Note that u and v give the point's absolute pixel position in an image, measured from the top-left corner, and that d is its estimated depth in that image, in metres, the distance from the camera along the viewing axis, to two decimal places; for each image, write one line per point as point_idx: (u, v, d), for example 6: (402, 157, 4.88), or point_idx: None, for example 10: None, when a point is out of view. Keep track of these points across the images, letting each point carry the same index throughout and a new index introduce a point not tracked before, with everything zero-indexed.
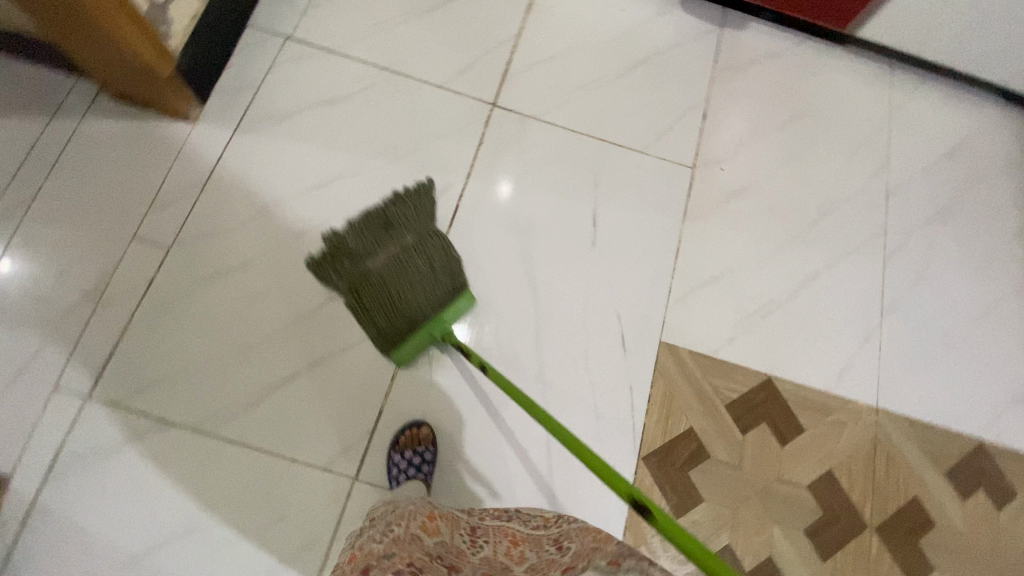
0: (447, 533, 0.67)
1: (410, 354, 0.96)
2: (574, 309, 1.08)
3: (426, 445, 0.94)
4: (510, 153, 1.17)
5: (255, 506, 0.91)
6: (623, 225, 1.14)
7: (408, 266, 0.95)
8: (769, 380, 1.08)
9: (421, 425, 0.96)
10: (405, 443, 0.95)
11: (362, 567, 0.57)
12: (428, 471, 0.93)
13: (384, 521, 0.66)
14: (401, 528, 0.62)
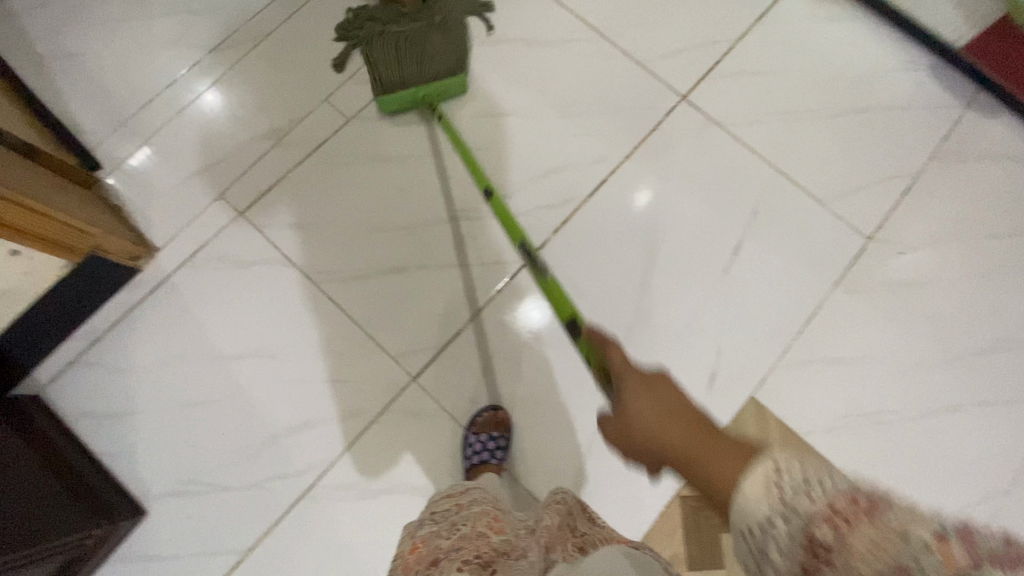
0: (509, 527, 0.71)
1: (395, 106, 1.05)
2: (676, 324, 1.03)
3: (502, 430, 0.95)
4: (680, 151, 1.12)
5: (323, 361, 1.00)
6: (763, 266, 1.06)
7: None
8: None
9: (498, 409, 0.97)
10: (482, 425, 0.96)
11: (431, 557, 0.64)
12: (500, 457, 0.94)
13: (455, 513, 0.73)
14: (469, 525, 0.69)
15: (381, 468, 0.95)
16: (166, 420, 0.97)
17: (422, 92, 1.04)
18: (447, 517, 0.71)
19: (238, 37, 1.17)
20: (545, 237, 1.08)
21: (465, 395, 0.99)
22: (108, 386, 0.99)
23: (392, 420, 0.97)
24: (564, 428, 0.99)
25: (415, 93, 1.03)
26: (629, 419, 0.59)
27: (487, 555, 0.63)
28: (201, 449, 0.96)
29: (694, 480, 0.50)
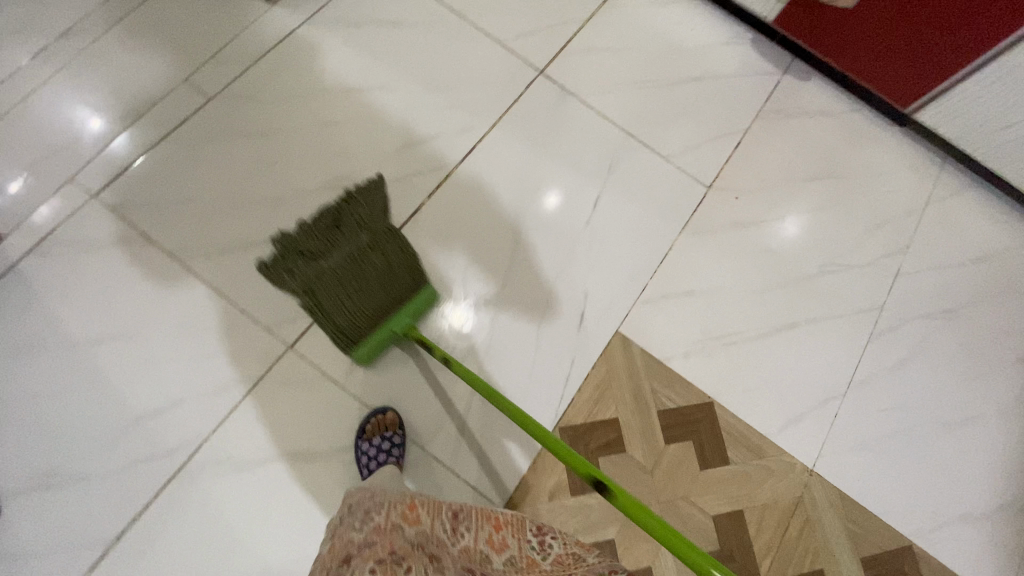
0: (428, 523, 0.69)
1: (378, 352, 0.97)
2: (547, 275, 1.11)
3: (393, 429, 0.94)
4: (540, 120, 1.21)
5: (193, 338, 0.97)
6: (621, 216, 1.16)
7: (344, 246, 0.96)
8: (710, 404, 1.06)
9: (385, 410, 0.97)
10: (372, 430, 0.95)
11: (344, 555, 0.64)
12: (399, 453, 0.93)
13: (368, 511, 0.72)
14: (382, 517, 0.68)
15: (260, 438, 0.94)
16: (14, 414, 0.90)
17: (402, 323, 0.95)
18: (361, 506, 0.74)
19: (85, 21, 1.13)
20: (418, 202, 1.12)
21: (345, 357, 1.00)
22: None
23: (270, 389, 0.96)
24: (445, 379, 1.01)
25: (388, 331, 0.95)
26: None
27: (400, 550, 0.60)
28: (57, 440, 0.90)
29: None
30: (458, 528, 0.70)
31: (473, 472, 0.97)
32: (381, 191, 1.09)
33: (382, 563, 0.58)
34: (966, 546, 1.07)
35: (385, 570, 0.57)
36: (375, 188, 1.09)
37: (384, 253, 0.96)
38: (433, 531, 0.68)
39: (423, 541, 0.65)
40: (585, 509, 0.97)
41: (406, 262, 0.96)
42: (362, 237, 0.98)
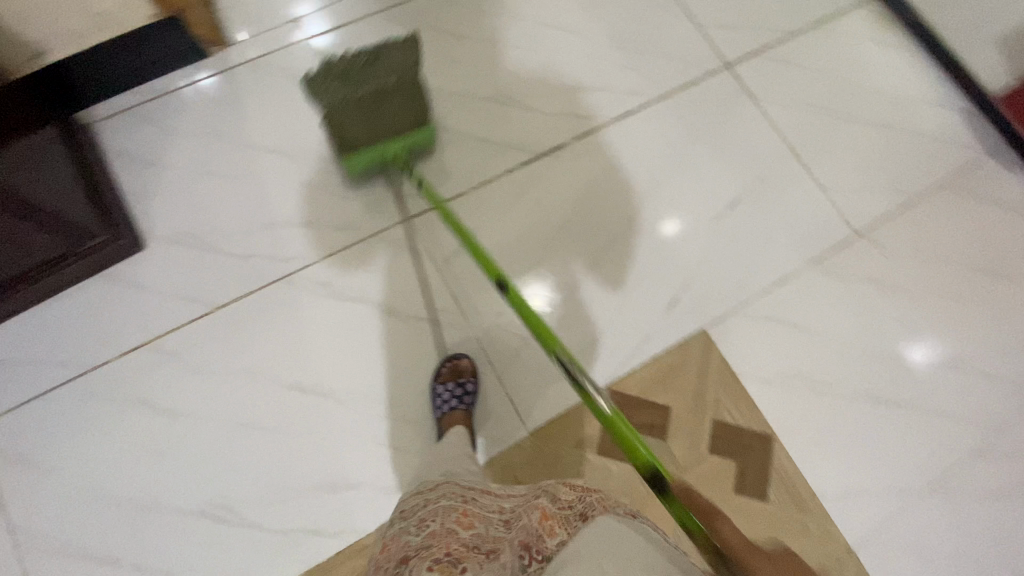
0: (482, 526, 0.64)
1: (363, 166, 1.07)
2: (656, 250, 1.10)
3: (466, 377, 0.97)
4: (709, 109, 1.20)
5: (336, 178, 1.09)
6: (752, 227, 1.13)
7: (370, 87, 0.99)
8: (771, 439, 1.00)
9: (460, 357, 0.99)
10: (447, 376, 0.98)
11: (400, 557, 0.59)
12: (469, 402, 0.95)
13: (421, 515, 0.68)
14: (436, 522, 0.63)
15: (352, 282, 1.03)
16: (185, 180, 1.07)
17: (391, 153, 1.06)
18: (415, 514, 0.68)
19: None
20: (564, 139, 1.16)
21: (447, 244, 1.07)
22: (146, 138, 1.09)
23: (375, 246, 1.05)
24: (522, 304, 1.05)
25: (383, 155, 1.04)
26: (746, 562, 0.52)
27: (455, 552, 0.56)
28: (205, 214, 1.05)
29: (730, 526, 0.54)
30: (509, 527, 0.65)
31: (515, 391, 1.00)
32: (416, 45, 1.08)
33: (439, 561, 0.54)
34: None
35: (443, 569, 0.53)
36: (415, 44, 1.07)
37: (390, 86, 1.01)
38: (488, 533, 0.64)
39: (479, 543, 0.60)
40: (604, 472, 0.97)
41: (405, 92, 1.03)
42: (388, 80, 1.02)
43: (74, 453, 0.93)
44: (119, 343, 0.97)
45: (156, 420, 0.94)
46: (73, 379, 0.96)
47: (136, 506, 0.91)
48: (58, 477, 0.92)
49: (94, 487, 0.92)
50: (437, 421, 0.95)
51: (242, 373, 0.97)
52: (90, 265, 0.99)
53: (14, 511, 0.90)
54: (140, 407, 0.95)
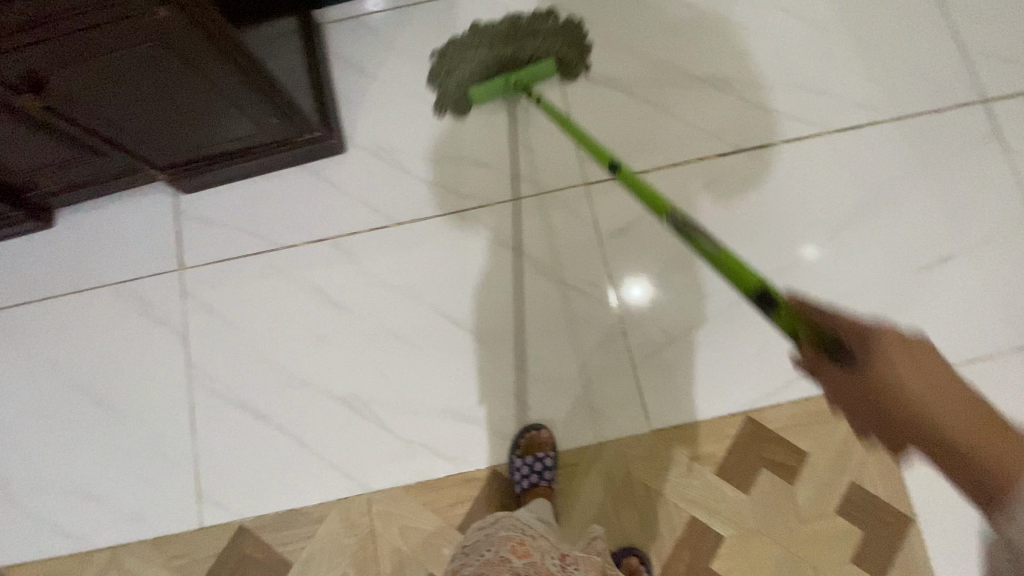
0: (537, 556, 0.73)
1: (487, 99, 1.07)
2: (836, 285, 1.00)
3: (546, 451, 0.94)
4: (949, 145, 1.05)
5: (526, 127, 1.09)
6: (958, 289, 0.99)
7: (512, 45, 1.06)
8: (909, 521, 0.91)
9: (540, 429, 0.97)
10: (527, 448, 0.95)
11: None
12: (552, 476, 0.92)
13: (481, 544, 0.77)
14: (492, 552, 0.73)
15: (519, 234, 1.05)
16: (388, 95, 1.12)
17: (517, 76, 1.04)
18: (475, 547, 0.78)
19: None
20: (770, 140, 1.07)
21: (618, 220, 1.05)
22: (366, 48, 1.15)
23: (547, 205, 1.06)
24: (675, 301, 1.01)
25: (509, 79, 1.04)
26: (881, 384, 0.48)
27: None
28: (399, 132, 1.10)
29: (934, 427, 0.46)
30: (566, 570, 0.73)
31: (648, 383, 0.98)
32: (577, 26, 1.10)
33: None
34: None
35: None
36: (575, 25, 1.10)
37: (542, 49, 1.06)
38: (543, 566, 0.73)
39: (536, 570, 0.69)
40: (718, 494, 0.92)
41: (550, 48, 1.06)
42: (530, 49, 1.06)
43: (249, 316, 1.05)
44: (304, 231, 1.07)
45: (321, 309, 1.04)
46: (263, 252, 1.07)
47: (289, 377, 1.02)
48: (232, 331, 1.05)
49: (256, 351, 1.04)
50: (519, 494, 0.93)
51: (400, 289, 1.04)
52: (300, 154, 1.08)
53: (196, 348, 1.05)
54: (311, 293, 1.05)
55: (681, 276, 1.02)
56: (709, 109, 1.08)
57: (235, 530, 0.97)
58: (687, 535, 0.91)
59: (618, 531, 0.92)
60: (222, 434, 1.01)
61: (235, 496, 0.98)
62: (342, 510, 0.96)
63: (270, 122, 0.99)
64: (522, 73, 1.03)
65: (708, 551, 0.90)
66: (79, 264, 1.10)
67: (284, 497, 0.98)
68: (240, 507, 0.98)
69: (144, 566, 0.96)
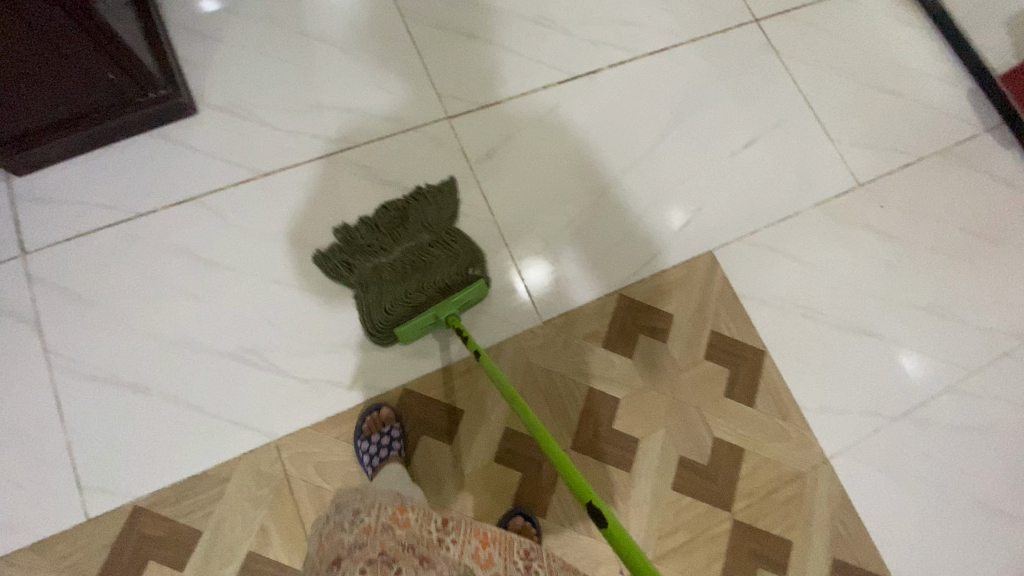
0: (417, 525, 0.72)
1: (414, 333, 0.95)
2: (672, 176, 1.18)
3: (389, 425, 0.96)
4: (734, 57, 1.28)
5: (382, 73, 1.15)
6: (762, 166, 1.21)
7: (406, 243, 1.02)
8: (762, 353, 1.09)
9: (378, 409, 0.97)
10: (369, 430, 0.95)
11: (332, 553, 0.66)
12: (399, 449, 0.94)
13: (357, 503, 0.74)
14: (371, 517, 0.70)
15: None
16: (236, 54, 1.12)
17: (444, 310, 0.95)
18: (349, 507, 0.74)
19: None
20: (599, 65, 1.23)
21: (483, 147, 1.15)
22: (204, 13, 1.14)
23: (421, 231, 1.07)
24: (559, 275, 1.08)
25: (437, 316, 0.94)
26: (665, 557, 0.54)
27: (392, 552, 0.64)
28: (254, 88, 1.11)
29: None
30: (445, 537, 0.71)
31: (534, 282, 1.07)
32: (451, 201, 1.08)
33: (373, 563, 0.62)
34: None
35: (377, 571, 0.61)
36: (448, 202, 1.08)
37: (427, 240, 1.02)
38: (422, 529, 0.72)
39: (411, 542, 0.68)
40: (608, 364, 1.03)
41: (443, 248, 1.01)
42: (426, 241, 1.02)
43: (112, 288, 0.98)
44: (164, 195, 1.03)
45: (194, 269, 1.00)
46: (118, 223, 1.01)
47: (169, 343, 0.96)
48: (95, 309, 0.97)
49: (126, 322, 0.97)
50: (374, 473, 0.93)
51: (278, 237, 1.03)
52: (149, 118, 1.04)
53: (53, 334, 0.96)
54: (180, 256, 1.00)
55: (546, 186, 1.14)
56: (544, 45, 1.22)
57: (129, 512, 0.89)
58: (587, 405, 1.01)
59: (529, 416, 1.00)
60: (100, 415, 0.93)
61: (122, 477, 0.90)
62: (249, 463, 0.93)
63: (107, 81, 0.94)
64: (448, 306, 0.95)
65: (609, 415, 1.01)
66: None
67: (182, 465, 0.92)
68: (130, 487, 0.90)
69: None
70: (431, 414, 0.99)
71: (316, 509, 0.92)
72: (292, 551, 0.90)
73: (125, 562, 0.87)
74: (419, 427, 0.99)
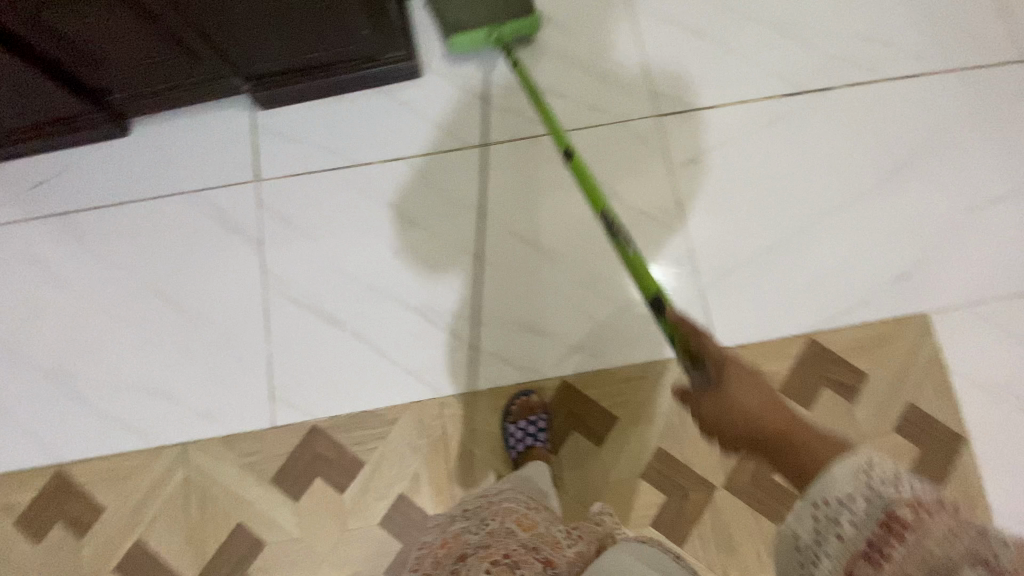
0: (543, 528, 0.75)
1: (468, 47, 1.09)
2: (896, 219, 1.05)
3: (537, 414, 0.96)
4: (999, 97, 1.10)
5: (598, 59, 1.13)
6: (1008, 228, 1.05)
7: None
8: (960, 439, 0.97)
9: (527, 394, 0.98)
10: (518, 413, 0.97)
11: (459, 552, 0.71)
12: (543, 438, 0.96)
13: (484, 513, 0.78)
14: (496, 524, 0.74)
15: (558, 241, 1.05)
16: None
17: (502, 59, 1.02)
18: (476, 515, 0.78)
19: None
20: (833, 83, 1.12)
21: (688, 152, 1.09)
22: None
23: (598, 207, 1.07)
24: (686, 259, 1.05)
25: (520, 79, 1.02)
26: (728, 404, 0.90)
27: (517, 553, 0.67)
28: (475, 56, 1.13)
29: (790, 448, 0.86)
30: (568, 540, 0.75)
31: (716, 306, 1.02)
32: None
33: (498, 564, 0.66)
34: None
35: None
36: None
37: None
38: (548, 534, 0.74)
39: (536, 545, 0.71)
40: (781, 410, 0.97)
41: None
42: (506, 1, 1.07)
43: (323, 224, 1.07)
44: (381, 148, 1.10)
45: (394, 222, 1.06)
46: (339, 167, 1.09)
47: (362, 286, 1.04)
48: (307, 241, 1.06)
49: (330, 258, 1.06)
50: (514, 457, 0.96)
51: (472, 207, 1.06)
52: (381, 74, 1.10)
53: (269, 255, 1.06)
54: (385, 208, 1.07)
55: (748, 206, 1.07)
56: (775, 53, 1.13)
57: (308, 430, 0.98)
58: None
59: (685, 440, 0.96)
60: (296, 337, 1.02)
61: (307, 398, 1.00)
62: (415, 414, 0.99)
63: (361, 34, 1.01)
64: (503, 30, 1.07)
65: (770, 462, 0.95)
66: (155, 172, 1.11)
67: (357, 399, 1.00)
68: (313, 407, 0.99)
69: (215, 463, 0.97)
70: (585, 412, 0.98)
71: (464, 471, 0.97)
72: (438, 504, 0.95)
73: (297, 472, 0.97)
74: (572, 423, 0.98)
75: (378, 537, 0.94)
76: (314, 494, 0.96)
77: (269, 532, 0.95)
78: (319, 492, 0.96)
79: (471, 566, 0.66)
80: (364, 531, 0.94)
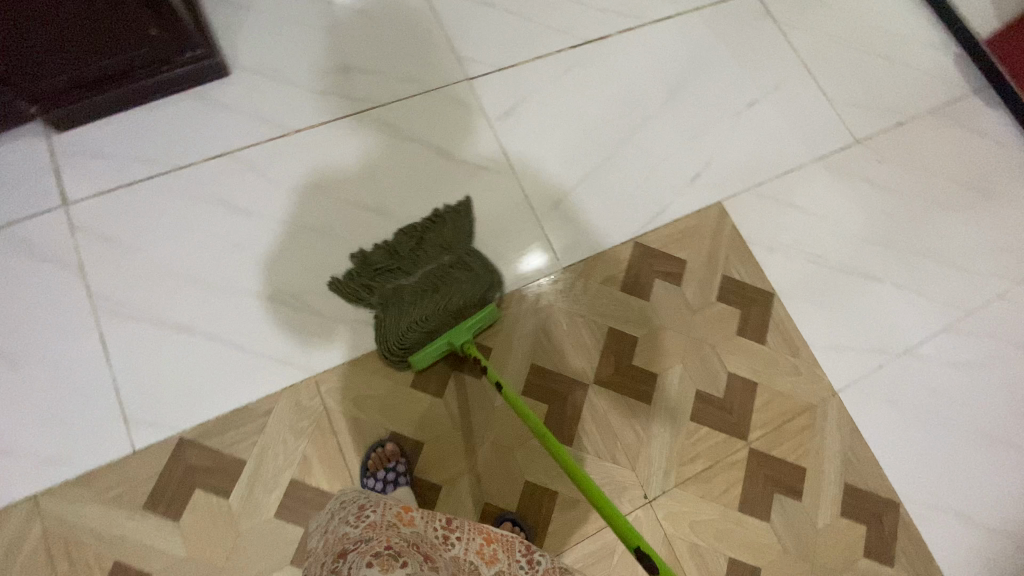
0: (420, 526, 0.71)
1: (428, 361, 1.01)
2: (682, 133, 1.24)
3: (395, 460, 0.95)
4: (736, 24, 1.35)
5: (403, 38, 1.21)
6: (765, 125, 1.28)
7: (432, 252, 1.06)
8: (771, 295, 1.14)
9: (384, 443, 0.97)
10: (375, 465, 0.95)
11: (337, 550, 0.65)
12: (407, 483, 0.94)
13: (357, 504, 0.73)
14: (376, 516, 0.69)
15: (398, 203, 1.10)
16: (263, 17, 1.17)
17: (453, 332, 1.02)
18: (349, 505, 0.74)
19: None
20: (609, 32, 1.30)
21: (501, 106, 1.20)
22: None
23: (430, 166, 1.14)
24: (520, 197, 1.14)
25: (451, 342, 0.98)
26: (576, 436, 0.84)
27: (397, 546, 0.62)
28: (282, 50, 1.16)
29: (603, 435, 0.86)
30: (448, 538, 0.74)
31: (555, 233, 1.13)
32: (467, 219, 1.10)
33: (380, 556, 0.59)
34: (948, 539, 1.06)
35: (383, 565, 0.58)
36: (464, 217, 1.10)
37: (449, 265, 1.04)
38: (427, 530, 0.72)
39: (416, 540, 0.67)
40: (628, 306, 1.09)
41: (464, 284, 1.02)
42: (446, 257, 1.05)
43: (151, 235, 1.02)
44: (200, 150, 1.08)
45: (229, 219, 1.05)
46: (158, 176, 1.06)
47: (208, 287, 1.01)
48: (136, 255, 1.01)
49: (165, 267, 1.01)
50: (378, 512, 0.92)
51: (310, 188, 1.08)
52: (183, 76, 1.09)
53: (95, 277, 0.99)
54: (217, 206, 1.05)
55: (562, 143, 1.20)
56: (556, 13, 1.28)
57: (175, 444, 0.92)
58: (609, 343, 1.06)
59: (553, 354, 1.05)
60: (143, 353, 0.96)
61: (168, 411, 0.94)
62: (290, 397, 0.97)
63: (148, 36, 0.98)
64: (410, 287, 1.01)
65: (628, 353, 1.06)
66: None
67: (224, 399, 0.96)
68: (176, 420, 0.94)
69: (75, 506, 0.89)
70: (460, 351, 1.03)
71: (353, 438, 0.96)
72: (333, 478, 0.94)
73: (173, 490, 0.90)
74: (451, 364, 1.03)
75: (276, 529, 0.91)
76: (196, 506, 0.90)
77: (153, 561, 0.88)
78: (201, 503, 0.90)
79: (352, 564, 0.59)
80: (260, 528, 0.90)
